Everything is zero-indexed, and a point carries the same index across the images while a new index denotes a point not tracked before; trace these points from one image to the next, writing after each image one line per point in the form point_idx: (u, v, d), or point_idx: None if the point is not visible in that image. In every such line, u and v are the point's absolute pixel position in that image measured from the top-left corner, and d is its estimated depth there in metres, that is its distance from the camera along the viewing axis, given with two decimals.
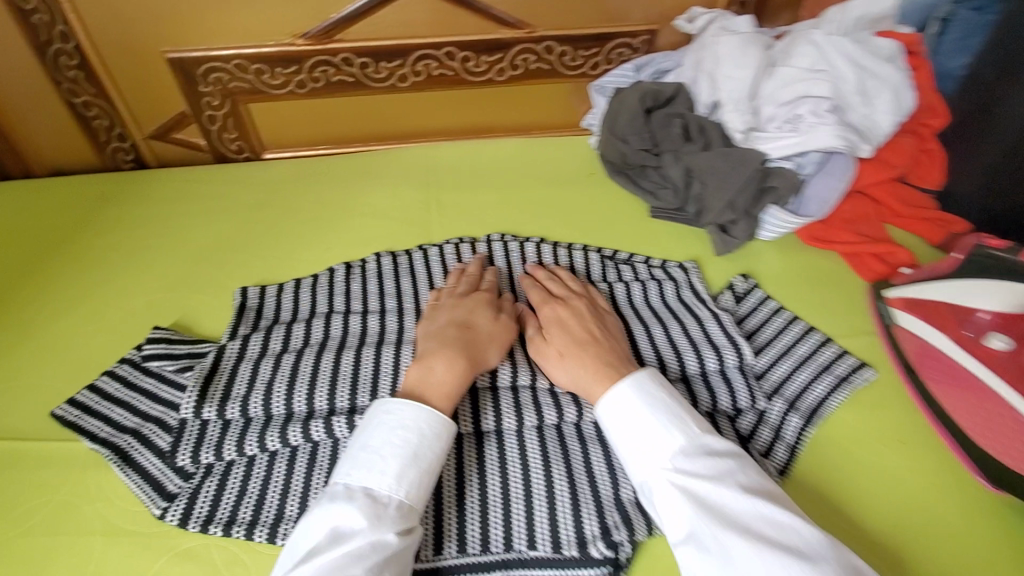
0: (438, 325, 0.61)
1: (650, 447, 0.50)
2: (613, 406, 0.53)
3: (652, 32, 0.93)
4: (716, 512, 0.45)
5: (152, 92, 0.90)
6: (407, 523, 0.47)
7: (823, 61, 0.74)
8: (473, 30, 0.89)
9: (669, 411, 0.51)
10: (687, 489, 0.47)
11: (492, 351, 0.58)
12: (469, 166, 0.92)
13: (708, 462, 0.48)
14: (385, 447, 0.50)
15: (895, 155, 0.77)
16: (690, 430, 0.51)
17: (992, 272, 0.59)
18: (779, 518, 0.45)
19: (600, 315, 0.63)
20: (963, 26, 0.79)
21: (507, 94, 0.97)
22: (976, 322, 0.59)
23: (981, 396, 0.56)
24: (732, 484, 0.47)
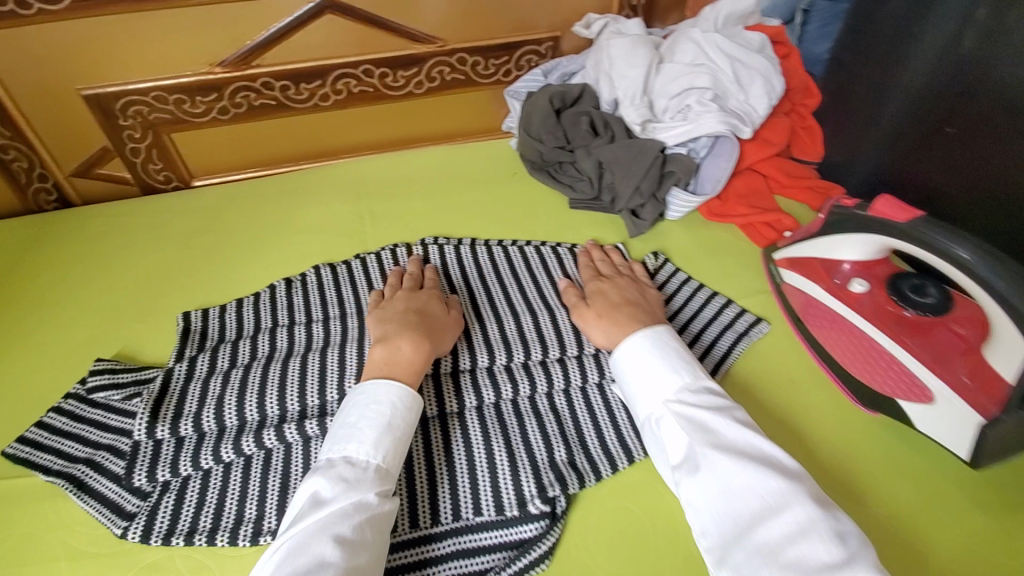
0: (394, 312, 0.65)
1: (656, 385, 0.57)
2: (626, 353, 0.60)
3: (555, 39, 1.00)
4: (706, 436, 0.52)
5: (71, 131, 0.90)
6: (384, 487, 0.52)
7: (702, 57, 0.83)
8: (387, 48, 0.94)
9: (682, 356, 0.59)
10: (684, 417, 0.54)
11: (449, 337, 0.64)
12: (398, 175, 0.96)
13: (711, 397, 0.56)
14: (360, 422, 0.54)
15: (773, 134, 0.87)
16: (697, 373, 0.58)
17: (846, 227, 0.66)
18: (762, 448, 0.51)
19: (642, 286, 0.72)
20: (822, 16, 0.90)
21: (428, 105, 1.02)
22: (842, 271, 0.68)
23: (853, 335, 0.65)
24: (727, 415, 0.54)
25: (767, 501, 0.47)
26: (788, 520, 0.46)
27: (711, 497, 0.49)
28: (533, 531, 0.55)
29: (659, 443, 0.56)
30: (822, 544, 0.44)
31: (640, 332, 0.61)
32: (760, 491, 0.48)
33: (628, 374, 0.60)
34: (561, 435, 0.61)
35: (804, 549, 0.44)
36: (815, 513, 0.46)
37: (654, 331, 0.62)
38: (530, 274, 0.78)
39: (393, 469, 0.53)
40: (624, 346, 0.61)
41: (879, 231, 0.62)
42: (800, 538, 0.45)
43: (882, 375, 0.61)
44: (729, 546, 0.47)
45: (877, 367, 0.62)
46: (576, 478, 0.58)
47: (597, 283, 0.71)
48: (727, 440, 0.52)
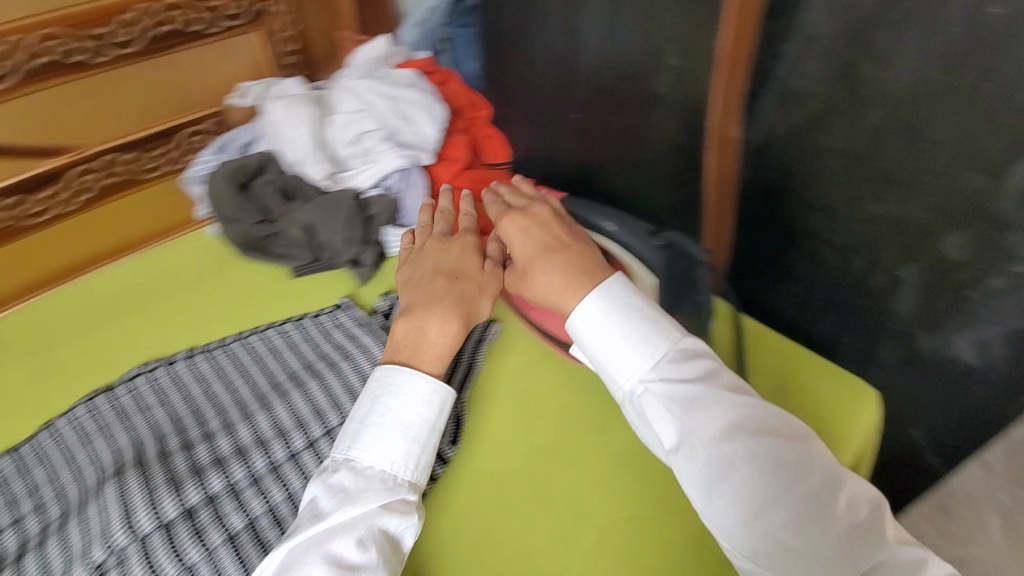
0: (426, 274, 0.68)
1: (633, 364, 0.56)
2: (588, 334, 0.58)
3: (218, 114, 0.97)
4: (702, 413, 0.52)
5: None
6: (388, 499, 0.53)
7: (361, 102, 0.87)
8: (8, 173, 0.81)
9: (652, 323, 0.57)
10: (672, 398, 0.53)
11: (482, 302, 0.66)
12: (86, 310, 0.84)
13: (697, 365, 0.55)
14: (416, 409, 0.57)
15: (455, 151, 0.95)
16: (674, 337, 0.57)
17: None
18: (756, 413, 0.52)
19: (565, 219, 0.68)
20: (462, 42, 1.05)
21: (95, 219, 0.91)
22: None
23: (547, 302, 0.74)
24: (717, 383, 0.54)
25: (776, 479, 0.49)
26: (796, 492, 0.48)
27: (714, 482, 0.50)
28: None
29: (647, 422, 0.56)
30: (828, 511, 0.48)
31: (593, 297, 0.59)
32: (767, 471, 0.49)
33: (606, 356, 0.57)
34: None
35: (817, 520, 0.48)
36: (823, 479, 0.49)
37: (611, 285, 0.59)
38: (262, 366, 0.73)
39: (399, 478, 0.55)
40: (579, 313, 0.59)
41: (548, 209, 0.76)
42: (812, 509, 0.48)
43: (572, 327, 0.72)
44: (742, 530, 0.49)
45: (567, 322, 0.72)
46: None
47: (528, 227, 0.66)
48: (724, 420, 0.51)
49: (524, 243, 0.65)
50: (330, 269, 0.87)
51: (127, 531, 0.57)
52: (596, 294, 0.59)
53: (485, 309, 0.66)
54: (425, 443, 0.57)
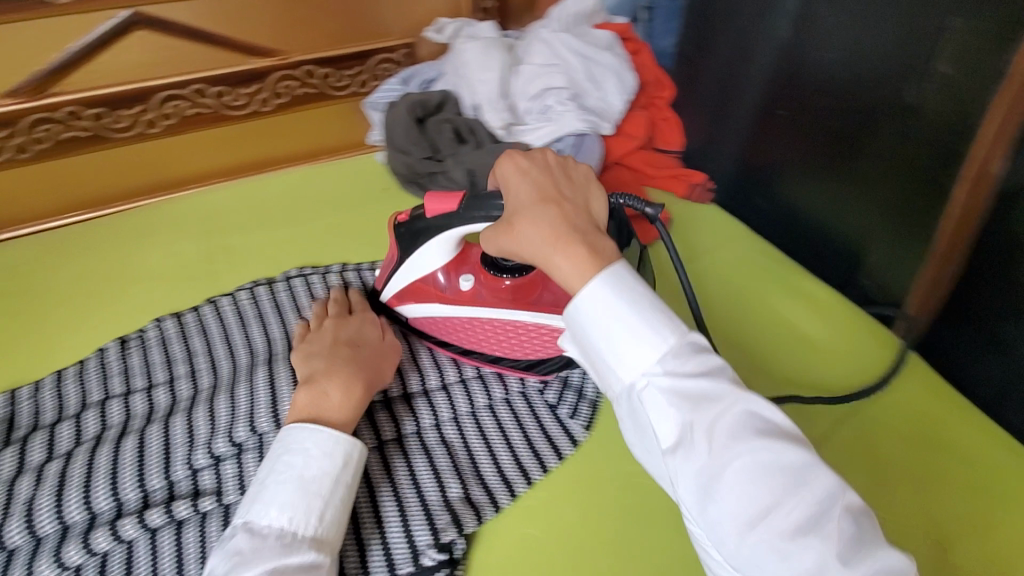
0: (323, 344, 0.58)
1: (634, 351, 0.42)
2: (587, 319, 0.44)
3: (409, 45, 0.96)
4: (705, 412, 0.40)
5: None
6: (282, 561, 0.43)
7: (554, 56, 0.84)
8: (220, 64, 0.84)
9: (654, 306, 0.43)
10: (677, 393, 0.40)
11: (386, 368, 0.59)
12: (251, 206, 0.85)
13: (699, 360, 0.42)
14: (315, 461, 0.48)
15: (634, 128, 0.89)
16: (676, 324, 0.43)
17: (417, 241, 0.60)
18: (763, 412, 0.40)
19: (575, 176, 0.52)
20: (664, 12, 0.94)
21: (279, 125, 0.92)
22: (443, 283, 0.62)
23: (498, 328, 0.62)
24: (722, 377, 0.41)
25: (785, 488, 0.37)
26: (806, 505, 0.37)
27: (717, 493, 0.38)
28: None
29: (640, 422, 0.43)
30: (840, 527, 0.36)
31: (591, 276, 0.44)
32: (779, 478, 0.37)
33: (606, 344, 0.43)
34: (454, 470, 0.56)
35: (832, 538, 0.36)
36: (834, 492, 0.37)
37: (617, 275, 0.44)
38: None
39: (300, 535, 0.45)
40: (581, 299, 0.44)
41: (450, 228, 0.57)
42: (823, 526, 0.36)
43: (541, 344, 0.62)
44: (736, 548, 0.38)
45: (531, 339, 0.61)
46: (473, 515, 0.53)
47: (528, 171, 0.51)
48: (730, 420, 0.39)
49: (513, 197, 0.50)
50: None
51: (266, 420, 0.56)
52: (598, 263, 0.45)
53: (388, 376, 0.59)
54: (330, 497, 0.47)
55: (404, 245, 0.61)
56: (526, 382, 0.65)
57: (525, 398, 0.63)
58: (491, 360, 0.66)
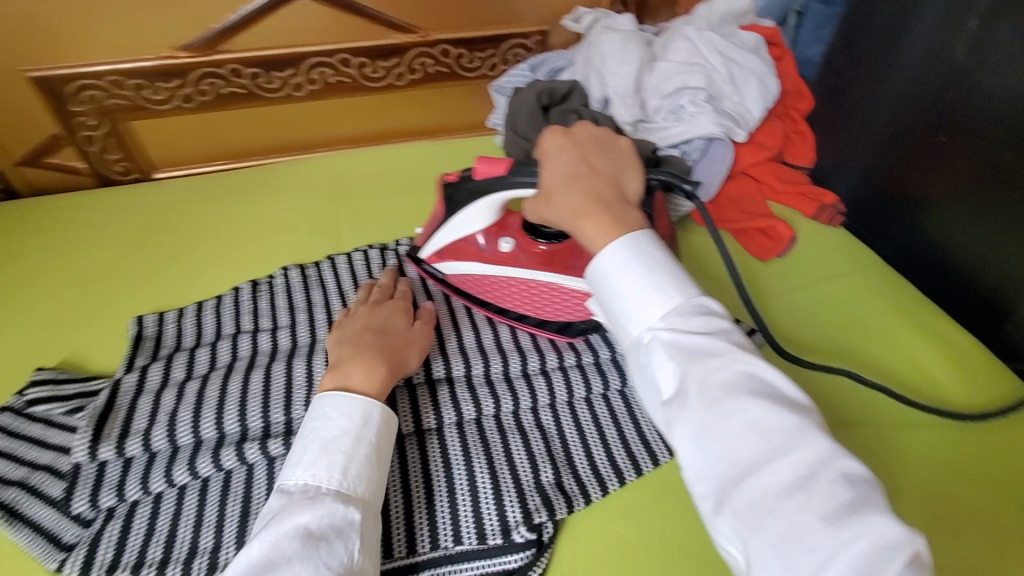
0: (352, 331, 0.58)
1: (643, 306, 0.44)
2: (604, 276, 0.46)
3: (543, 33, 0.96)
4: (704, 367, 0.40)
5: (15, 117, 0.81)
6: (307, 509, 0.43)
7: (696, 55, 0.82)
8: (366, 36, 0.88)
9: (669, 269, 0.45)
10: (676, 347, 0.41)
11: (411, 357, 0.58)
12: (375, 173, 0.90)
13: (702, 320, 0.42)
14: (332, 422, 0.49)
15: (768, 137, 0.85)
16: (687, 290, 0.44)
17: (463, 199, 0.61)
18: (763, 374, 0.40)
19: (613, 149, 0.53)
20: (816, 19, 0.87)
21: (409, 99, 0.96)
22: (483, 242, 0.64)
23: (531, 290, 0.63)
24: (726, 340, 0.41)
25: (773, 445, 0.37)
26: (794, 464, 0.36)
27: (707, 445, 0.38)
28: (518, 561, 0.50)
29: (645, 377, 0.43)
30: (829, 489, 0.35)
31: (613, 239, 0.47)
32: (768, 435, 0.37)
33: (620, 298, 0.45)
34: (548, 455, 0.57)
35: (818, 499, 0.34)
36: (825, 457, 0.36)
37: (636, 240, 0.46)
38: None
39: (324, 488, 0.45)
40: (599, 260, 0.47)
41: (494, 192, 0.59)
42: (809, 486, 0.35)
43: (571, 306, 0.63)
44: (723, 505, 0.37)
45: (563, 302, 0.63)
46: (564, 502, 0.53)
47: (567, 147, 0.53)
48: (728, 374, 0.39)
49: (551, 170, 0.52)
50: None
51: None
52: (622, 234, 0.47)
53: (416, 360, 0.58)
54: (351, 454, 0.47)
55: (448, 204, 0.63)
56: (626, 381, 0.62)
57: (624, 399, 0.62)
58: (591, 354, 0.64)
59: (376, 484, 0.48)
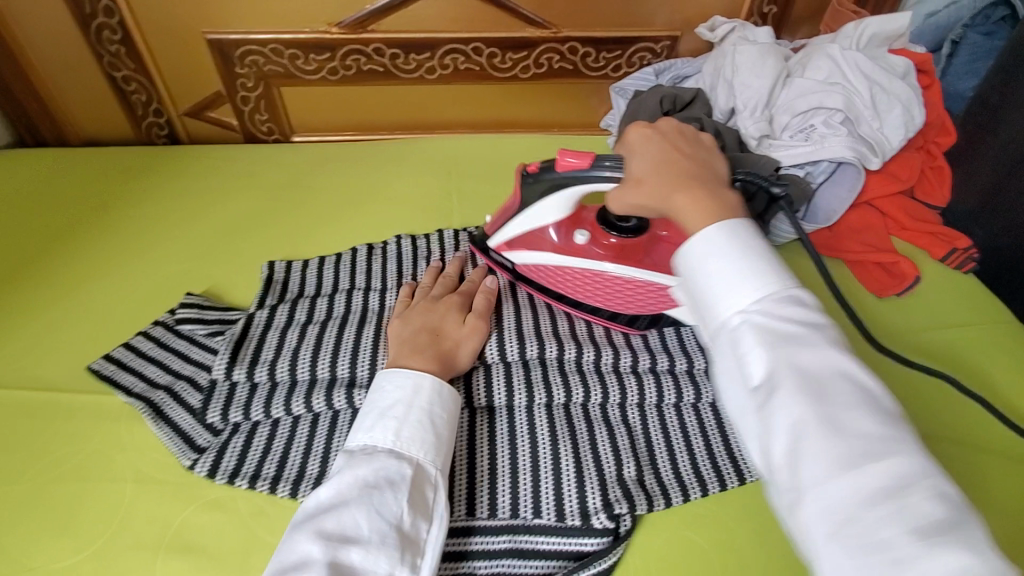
0: (408, 328, 0.60)
1: (739, 287, 0.43)
2: (698, 254, 0.46)
3: (673, 39, 0.97)
4: (795, 354, 0.40)
5: (191, 73, 0.92)
6: (362, 463, 0.47)
7: (837, 75, 0.80)
8: (501, 27, 0.91)
9: (769, 259, 0.44)
10: (768, 330, 0.41)
11: (463, 354, 0.59)
12: (489, 159, 0.93)
13: (798, 313, 0.42)
14: (387, 389, 0.52)
15: (903, 169, 0.81)
16: (785, 279, 0.44)
17: (545, 192, 0.61)
18: (859, 380, 0.39)
19: (695, 140, 0.56)
20: (973, 49, 0.83)
21: (530, 92, 0.99)
22: (558, 236, 0.65)
23: (603, 281, 0.64)
24: (822, 332, 0.41)
25: (867, 452, 0.36)
26: (889, 474, 0.35)
27: (792, 439, 0.37)
28: (594, 545, 0.52)
29: (727, 359, 0.43)
30: (923, 504, 0.33)
31: (713, 219, 0.47)
32: (861, 438, 0.36)
33: (713, 276, 0.44)
34: (632, 451, 0.57)
35: (911, 513, 0.33)
36: (919, 471, 0.35)
37: (737, 229, 0.46)
38: None
39: (378, 446, 0.49)
40: (696, 239, 0.46)
41: (578, 186, 0.59)
42: (901, 498, 0.34)
43: (643, 300, 0.64)
44: (797, 504, 0.36)
45: (636, 292, 0.64)
46: (644, 499, 0.54)
47: (650, 134, 0.55)
48: (820, 369, 0.39)
49: (637, 159, 0.54)
50: None
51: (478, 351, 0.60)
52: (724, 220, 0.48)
53: (466, 360, 0.59)
54: (403, 420, 0.50)
55: (525, 198, 0.63)
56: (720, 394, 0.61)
57: (714, 413, 0.61)
58: (687, 361, 0.62)
59: (435, 446, 0.50)
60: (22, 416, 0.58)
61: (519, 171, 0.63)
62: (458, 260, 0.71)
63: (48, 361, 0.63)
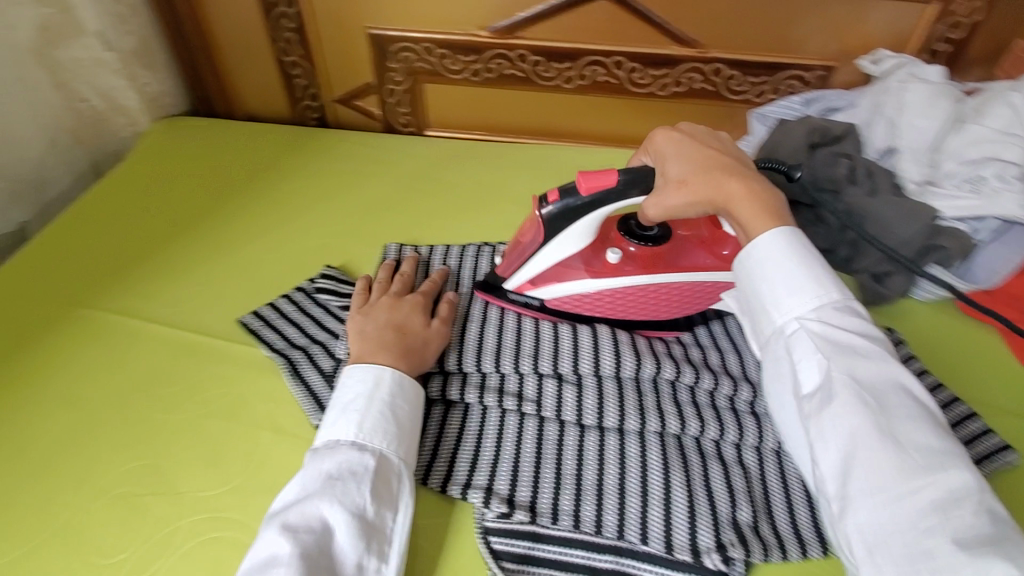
0: (374, 325, 0.61)
1: (798, 296, 0.48)
2: (757, 258, 0.51)
3: (827, 68, 0.93)
4: (852, 364, 0.45)
5: (348, 63, 0.99)
6: (326, 458, 0.50)
7: (1017, 127, 0.78)
8: (647, 43, 0.91)
9: (826, 271, 0.49)
10: (826, 339, 0.46)
11: (430, 351, 0.61)
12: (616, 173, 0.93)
13: (854, 324, 0.47)
14: (354, 385, 0.55)
15: None
16: (843, 292, 0.49)
17: (574, 219, 0.59)
18: (910, 390, 0.44)
19: (720, 141, 0.60)
20: None
21: (664, 109, 0.98)
22: (588, 261, 0.64)
23: (637, 294, 0.64)
24: (878, 343, 0.46)
25: (919, 464, 0.40)
26: (940, 488, 0.39)
27: (846, 446, 0.42)
28: None
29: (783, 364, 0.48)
30: (969, 518, 0.38)
31: (763, 226, 0.51)
32: (914, 450, 0.41)
33: (772, 283, 0.50)
34: (747, 494, 0.55)
35: (956, 524, 0.38)
36: (972, 486, 0.39)
37: (794, 236, 0.51)
38: None
39: (342, 441, 0.51)
40: (754, 245, 0.51)
41: (605, 206, 0.58)
42: (949, 512, 0.38)
43: (678, 302, 0.66)
44: (846, 504, 0.41)
45: (672, 296, 0.65)
46: (759, 547, 0.51)
47: (676, 139, 0.59)
48: (873, 379, 0.44)
49: (675, 158, 0.57)
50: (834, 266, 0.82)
51: (593, 365, 0.60)
52: (777, 211, 0.52)
53: (433, 358, 0.61)
54: (366, 414, 0.53)
55: (549, 230, 0.60)
56: None
57: None
58: None
59: (397, 436, 0.53)
60: (184, 354, 0.65)
61: (537, 201, 0.60)
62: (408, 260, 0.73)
63: (205, 309, 0.70)
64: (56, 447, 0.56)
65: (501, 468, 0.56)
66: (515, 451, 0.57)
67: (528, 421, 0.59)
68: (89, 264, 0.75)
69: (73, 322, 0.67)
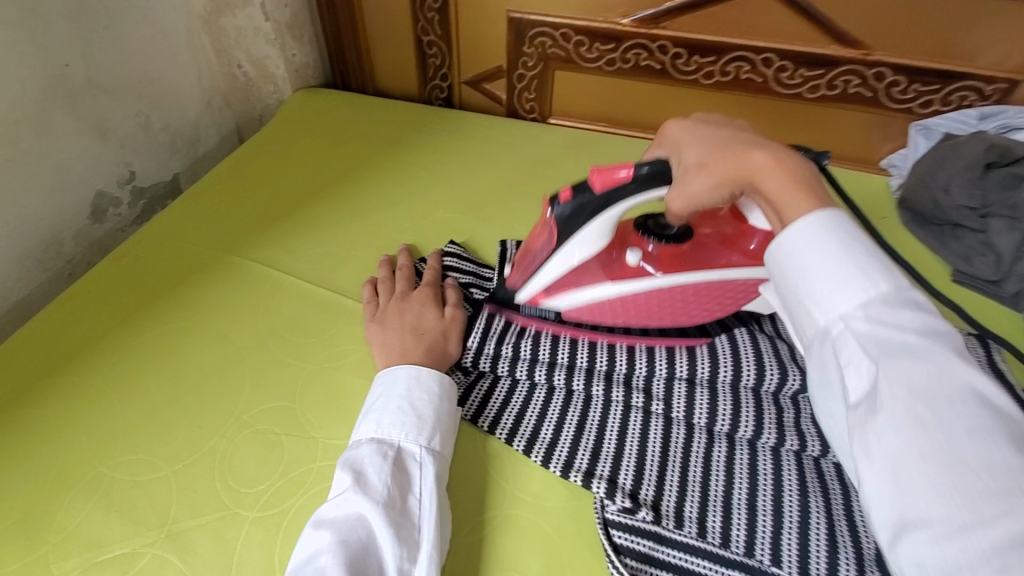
0: (392, 333, 0.60)
1: (841, 292, 0.39)
2: (789, 250, 0.42)
3: (1012, 82, 0.82)
4: (906, 370, 0.36)
5: (483, 46, 1.01)
6: (350, 453, 0.50)
7: None
8: (802, 41, 0.85)
9: (875, 255, 0.40)
10: (875, 342, 0.37)
11: (451, 343, 0.61)
12: None
13: (908, 319, 0.37)
14: (376, 387, 0.55)
15: None
16: (899, 280, 0.39)
17: (590, 219, 0.56)
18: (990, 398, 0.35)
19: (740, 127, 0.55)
20: None
21: (808, 113, 0.92)
22: (608, 266, 0.60)
23: (656, 297, 0.59)
24: (943, 344, 0.37)
25: (996, 494, 0.32)
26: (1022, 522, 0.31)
27: (905, 471, 0.34)
28: None
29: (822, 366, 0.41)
30: None
31: (803, 210, 0.43)
32: (985, 472, 0.32)
33: (808, 276, 0.41)
34: None
35: None
36: None
37: (832, 220, 0.41)
38: None
39: (363, 438, 0.51)
40: (787, 234, 0.42)
41: (618, 203, 0.54)
42: None
43: (706, 304, 0.60)
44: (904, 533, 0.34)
45: (693, 303, 0.60)
46: None
47: (690, 127, 0.55)
48: (927, 383, 0.35)
49: (688, 145, 0.53)
50: (998, 302, 0.74)
51: (732, 374, 0.57)
52: (812, 188, 0.44)
53: (456, 349, 0.61)
54: (381, 413, 0.53)
55: (563, 232, 0.57)
56: None
57: None
58: None
59: (417, 426, 0.52)
60: (318, 308, 0.67)
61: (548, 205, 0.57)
62: (402, 253, 0.72)
63: (339, 268, 0.73)
64: (206, 379, 0.61)
65: (625, 460, 0.54)
66: (640, 447, 0.55)
67: (653, 420, 0.57)
68: (238, 215, 0.80)
69: (223, 268, 0.72)
